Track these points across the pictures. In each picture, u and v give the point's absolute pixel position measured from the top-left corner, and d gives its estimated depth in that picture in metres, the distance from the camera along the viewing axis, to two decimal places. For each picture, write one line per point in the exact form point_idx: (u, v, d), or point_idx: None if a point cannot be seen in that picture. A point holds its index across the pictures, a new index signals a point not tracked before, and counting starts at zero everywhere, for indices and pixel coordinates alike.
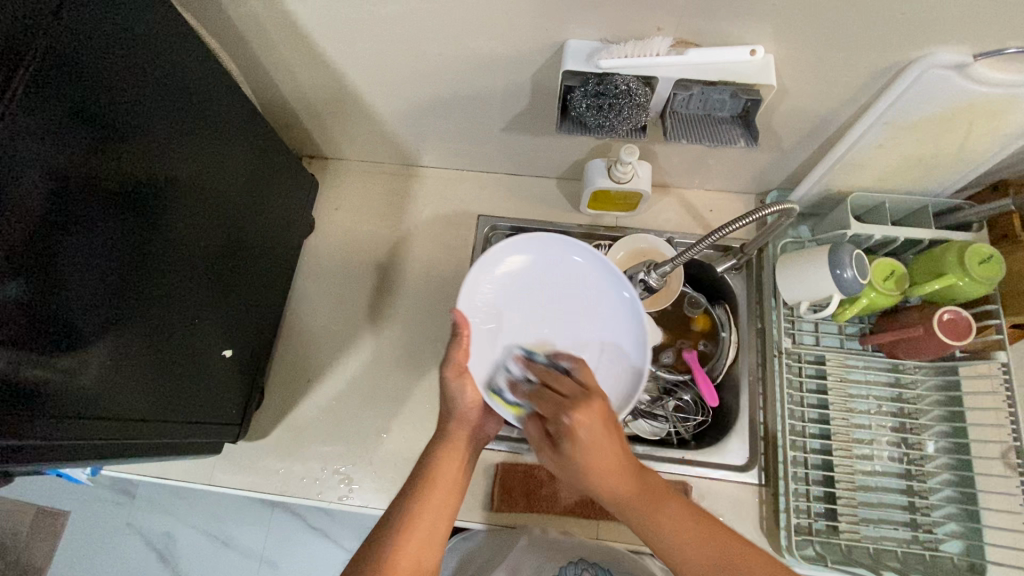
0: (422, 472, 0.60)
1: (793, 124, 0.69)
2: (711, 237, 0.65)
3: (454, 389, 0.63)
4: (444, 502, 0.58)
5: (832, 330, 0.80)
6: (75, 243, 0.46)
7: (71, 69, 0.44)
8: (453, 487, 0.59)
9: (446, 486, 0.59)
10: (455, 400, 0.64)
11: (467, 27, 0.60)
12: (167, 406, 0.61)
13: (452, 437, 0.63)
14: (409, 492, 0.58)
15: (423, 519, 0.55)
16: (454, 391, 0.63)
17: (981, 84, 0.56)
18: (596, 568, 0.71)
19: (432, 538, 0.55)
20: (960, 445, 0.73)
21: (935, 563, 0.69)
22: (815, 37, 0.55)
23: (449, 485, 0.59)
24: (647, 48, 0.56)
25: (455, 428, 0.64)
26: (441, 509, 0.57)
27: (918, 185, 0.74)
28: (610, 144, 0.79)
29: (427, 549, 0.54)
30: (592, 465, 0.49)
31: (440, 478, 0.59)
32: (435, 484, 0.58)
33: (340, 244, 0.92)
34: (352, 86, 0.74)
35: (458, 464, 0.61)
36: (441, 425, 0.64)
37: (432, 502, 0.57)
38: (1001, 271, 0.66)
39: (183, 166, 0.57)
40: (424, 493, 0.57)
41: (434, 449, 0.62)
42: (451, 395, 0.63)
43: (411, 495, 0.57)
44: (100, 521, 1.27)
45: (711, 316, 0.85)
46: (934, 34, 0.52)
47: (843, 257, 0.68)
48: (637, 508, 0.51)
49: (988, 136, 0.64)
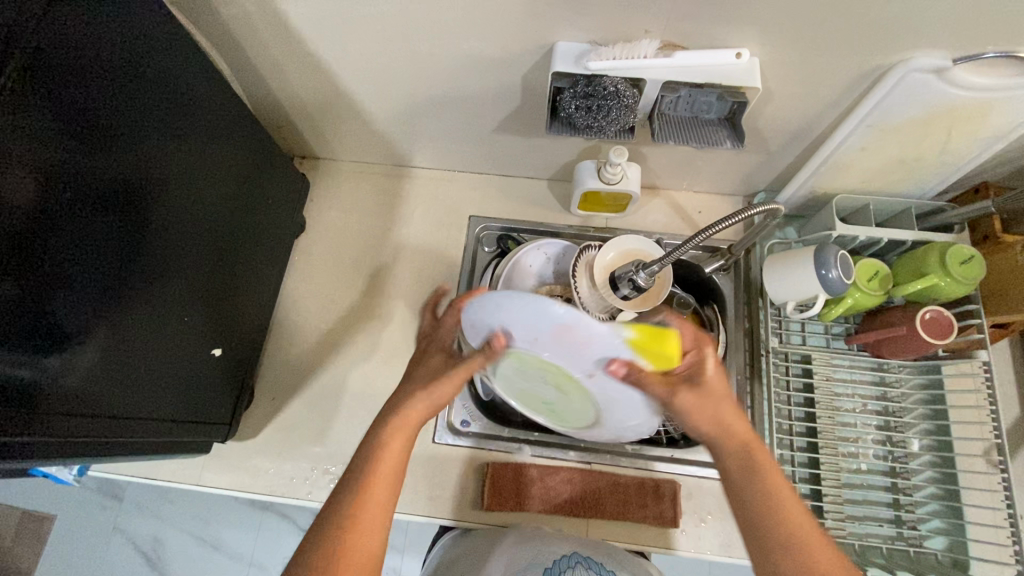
0: (362, 461, 0.53)
1: (779, 127, 0.71)
2: (694, 240, 0.66)
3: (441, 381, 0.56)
4: (389, 492, 0.51)
5: (818, 330, 0.81)
6: (62, 243, 0.46)
7: (56, 68, 0.44)
8: (396, 475, 0.53)
9: (387, 474, 0.52)
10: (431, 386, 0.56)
11: (458, 28, 0.60)
12: (155, 405, 0.61)
13: (404, 417, 0.55)
14: (348, 485, 0.51)
15: (361, 518, 0.49)
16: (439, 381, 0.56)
17: (962, 89, 0.58)
18: (590, 562, 0.68)
19: (376, 533, 0.50)
20: (942, 442, 0.74)
21: (919, 559, 0.70)
22: (799, 41, 0.56)
23: (395, 472, 0.52)
24: (635, 50, 0.57)
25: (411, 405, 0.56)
26: (384, 501, 0.51)
27: (901, 187, 0.76)
28: (599, 146, 0.80)
29: (375, 538, 0.49)
30: (717, 416, 0.54)
31: (383, 465, 0.52)
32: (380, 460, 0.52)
33: (331, 244, 0.93)
34: (344, 87, 0.75)
35: (401, 447, 0.54)
36: (395, 400, 0.57)
37: (373, 497, 0.50)
38: (981, 271, 0.68)
39: (169, 165, 0.57)
40: (370, 479, 0.51)
41: (376, 428, 0.55)
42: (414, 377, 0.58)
43: (354, 487, 0.51)
44: (86, 525, 1.26)
45: (700, 316, 0.85)
46: (916, 39, 0.53)
47: (828, 258, 0.69)
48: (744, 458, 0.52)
49: (968, 138, 0.65)
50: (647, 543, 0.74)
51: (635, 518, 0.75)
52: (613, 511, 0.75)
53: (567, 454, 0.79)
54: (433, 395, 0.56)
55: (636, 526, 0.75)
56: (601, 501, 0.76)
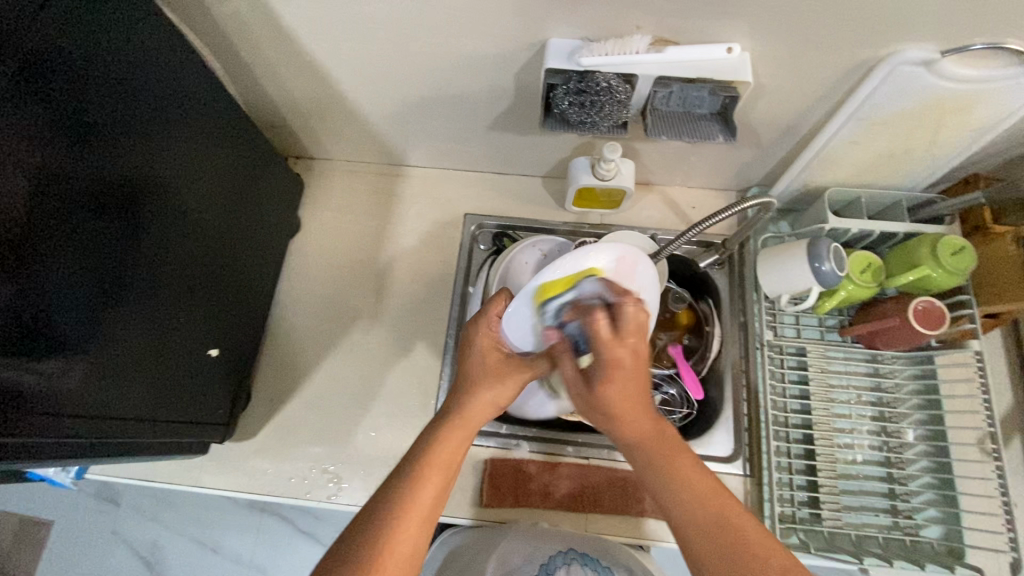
0: (420, 449, 0.52)
1: (771, 121, 0.71)
2: (691, 231, 0.67)
3: (506, 388, 0.57)
4: (440, 489, 0.50)
5: (812, 323, 0.82)
6: (55, 244, 0.46)
7: (47, 67, 0.44)
8: (451, 469, 0.51)
9: (442, 468, 0.51)
10: (493, 390, 0.56)
11: (451, 26, 0.61)
12: (150, 406, 0.61)
13: (465, 413, 0.55)
14: (401, 475, 0.50)
15: (411, 511, 0.48)
16: (502, 387, 0.57)
17: (950, 81, 0.58)
18: (586, 559, 0.70)
19: (422, 527, 0.48)
20: (936, 431, 0.75)
21: (915, 548, 0.70)
22: (788, 36, 0.56)
23: (448, 469, 0.51)
24: (627, 46, 0.57)
25: (473, 406, 0.55)
26: (433, 497, 0.49)
27: (891, 181, 0.77)
28: (593, 142, 0.80)
29: (419, 532, 0.48)
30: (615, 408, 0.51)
31: (438, 455, 0.51)
32: (435, 453, 0.51)
33: (327, 244, 0.93)
34: (338, 87, 0.75)
35: (457, 443, 0.53)
36: (454, 393, 0.57)
37: (425, 490, 0.49)
38: (973, 261, 0.68)
39: (163, 165, 0.57)
40: (425, 469, 0.50)
41: (437, 420, 0.55)
42: (470, 372, 0.58)
43: (409, 475, 0.49)
44: (84, 530, 1.26)
45: (695, 310, 0.82)
46: (903, 32, 0.54)
47: (822, 250, 0.69)
48: (647, 452, 0.52)
49: (957, 130, 0.66)
50: (647, 537, 0.75)
51: (634, 512, 0.75)
52: (612, 506, 0.76)
53: (566, 449, 0.79)
54: (495, 395, 0.57)
55: (635, 520, 0.75)
56: (600, 496, 0.76)
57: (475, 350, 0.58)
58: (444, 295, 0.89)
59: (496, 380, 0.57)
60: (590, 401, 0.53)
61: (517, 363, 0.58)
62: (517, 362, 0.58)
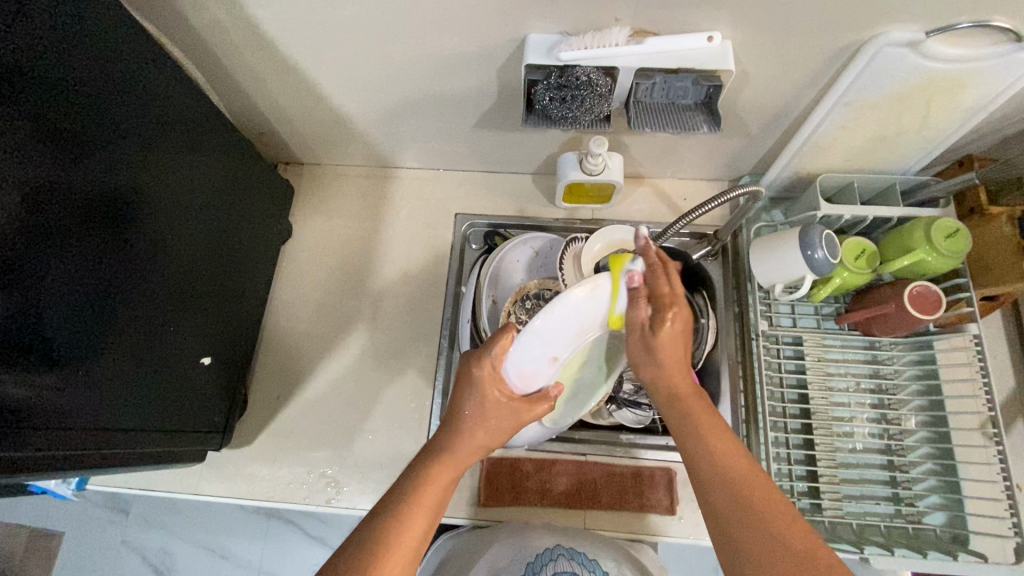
0: (408, 484, 0.51)
1: (759, 109, 0.70)
2: (680, 222, 0.65)
3: (494, 431, 0.56)
4: (427, 527, 0.50)
5: (808, 311, 0.81)
6: (48, 259, 0.46)
7: (31, 84, 0.44)
8: (436, 509, 0.51)
9: (429, 507, 0.50)
10: (484, 429, 0.55)
11: (430, 25, 0.60)
12: (148, 417, 0.61)
13: (456, 448, 0.54)
14: (389, 509, 0.49)
15: (395, 554, 0.47)
16: (488, 431, 0.56)
17: (937, 61, 0.57)
18: (573, 553, 0.70)
19: (406, 562, 0.47)
20: (937, 417, 0.74)
21: (918, 535, 0.70)
22: (770, 23, 0.55)
23: (434, 511, 0.51)
24: (605, 39, 0.56)
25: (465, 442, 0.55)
26: (418, 536, 0.48)
27: (884, 165, 0.76)
28: (580, 138, 0.80)
29: (403, 570, 0.47)
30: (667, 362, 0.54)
31: (425, 495, 0.50)
32: (424, 493, 0.50)
33: (319, 248, 0.93)
34: (320, 90, 0.75)
35: (443, 483, 0.52)
36: (449, 430, 0.56)
37: (410, 530, 0.48)
38: (968, 244, 0.67)
39: (152, 177, 0.58)
40: (412, 509, 0.49)
41: (425, 456, 0.54)
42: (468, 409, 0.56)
43: (393, 514, 0.49)
44: (93, 541, 1.27)
45: (690, 303, 0.80)
46: (887, 13, 0.53)
47: (813, 238, 0.69)
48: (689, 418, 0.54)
49: (947, 112, 0.65)
50: (644, 532, 0.74)
51: (632, 507, 0.75)
52: (611, 502, 0.75)
53: (562, 446, 0.79)
54: (488, 437, 0.56)
55: (634, 515, 0.75)
56: (598, 492, 0.76)
57: (475, 389, 0.55)
58: (437, 296, 0.89)
59: (491, 425, 0.56)
60: (645, 346, 0.55)
61: (518, 406, 0.56)
62: (518, 405, 0.56)
